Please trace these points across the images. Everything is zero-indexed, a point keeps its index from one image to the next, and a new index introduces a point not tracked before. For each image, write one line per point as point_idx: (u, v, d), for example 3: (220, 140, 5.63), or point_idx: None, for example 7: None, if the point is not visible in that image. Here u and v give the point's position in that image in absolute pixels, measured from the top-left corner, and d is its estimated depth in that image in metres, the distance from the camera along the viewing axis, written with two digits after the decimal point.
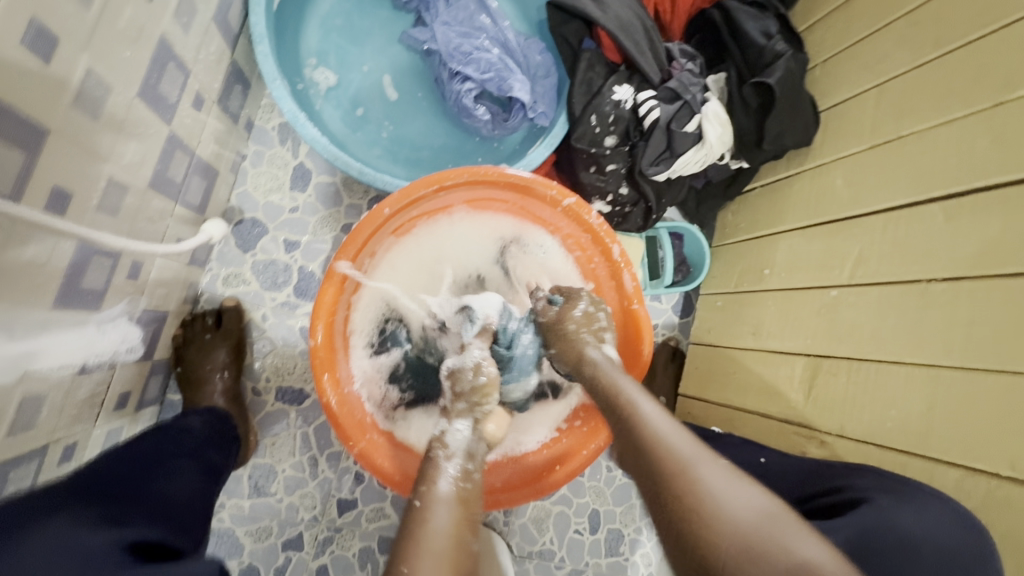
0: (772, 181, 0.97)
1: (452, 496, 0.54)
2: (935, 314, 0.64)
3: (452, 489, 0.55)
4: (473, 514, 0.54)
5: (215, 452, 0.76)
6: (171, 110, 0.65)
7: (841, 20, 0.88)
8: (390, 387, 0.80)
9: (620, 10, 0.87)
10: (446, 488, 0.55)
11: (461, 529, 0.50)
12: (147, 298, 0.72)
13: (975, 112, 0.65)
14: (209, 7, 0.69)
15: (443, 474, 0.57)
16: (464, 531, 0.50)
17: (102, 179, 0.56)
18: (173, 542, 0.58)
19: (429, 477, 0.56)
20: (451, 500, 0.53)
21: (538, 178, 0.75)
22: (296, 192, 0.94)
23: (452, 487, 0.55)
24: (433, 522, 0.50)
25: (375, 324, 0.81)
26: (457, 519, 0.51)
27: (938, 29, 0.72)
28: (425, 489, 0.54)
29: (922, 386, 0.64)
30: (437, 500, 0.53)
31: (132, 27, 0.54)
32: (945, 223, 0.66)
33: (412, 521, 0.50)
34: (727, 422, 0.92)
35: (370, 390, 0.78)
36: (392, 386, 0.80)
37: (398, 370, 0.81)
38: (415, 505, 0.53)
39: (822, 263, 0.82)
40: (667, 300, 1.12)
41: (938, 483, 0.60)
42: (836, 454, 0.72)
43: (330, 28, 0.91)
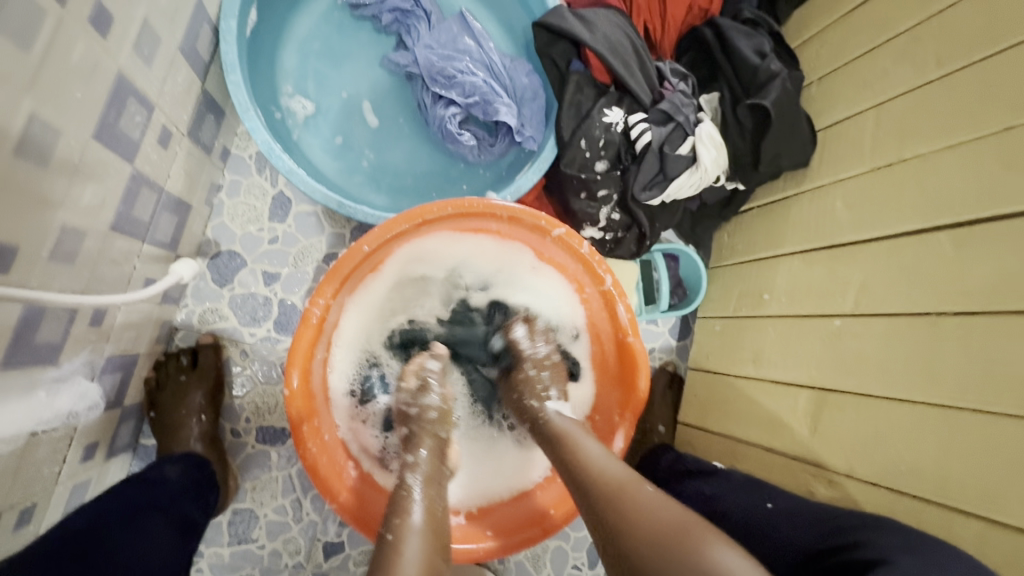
0: (769, 202, 0.94)
1: (421, 524, 0.52)
2: (946, 350, 0.61)
3: (421, 517, 0.53)
4: (446, 541, 0.53)
5: (192, 504, 0.71)
6: (134, 147, 0.62)
7: (838, 37, 0.85)
8: (383, 436, 0.75)
9: (609, 30, 0.84)
10: (418, 517, 0.53)
11: (431, 561, 0.49)
12: (112, 344, 0.68)
13: (982, 136, 0.62)
14: (175, 38, 0.66)
15: (415, 503, 0.55)
16: (436, 556, 0.50)
17: (56, 227, 0.52)
18: None
19: (401, 507, 0.55)
20: (424, 529, 0.52)
21: (526, 209, 0.71)
22: (276, 222, 0.90)
23: (424, 514, 0.54)
24: (407, 555, 0.49)
25: (357, 367, 0.77)
26: (427, 549, 0.50)
27: (940, 49, 0.69)
28: (398, 520, 0.52)
29: (936, 427, 0.60)
30: (410, 529, 0.52)
31: (84, 64, 0.50)
32: (953, 252, 0.63)
33: (381, 555, 0.49)
34: (729, 454, 0.88)
35: (353, 436, 0.74)
36: (386, 434, 0.75)
37: (392, 416, 0.77)
38: (388, 538, 0.50)
39: (824, 290, 0.79)
40: (664, 323, 1.08)
41: (956, 533, 0.57)
42: (846, 496, 0.68)
43: (308, 53, 0.88)
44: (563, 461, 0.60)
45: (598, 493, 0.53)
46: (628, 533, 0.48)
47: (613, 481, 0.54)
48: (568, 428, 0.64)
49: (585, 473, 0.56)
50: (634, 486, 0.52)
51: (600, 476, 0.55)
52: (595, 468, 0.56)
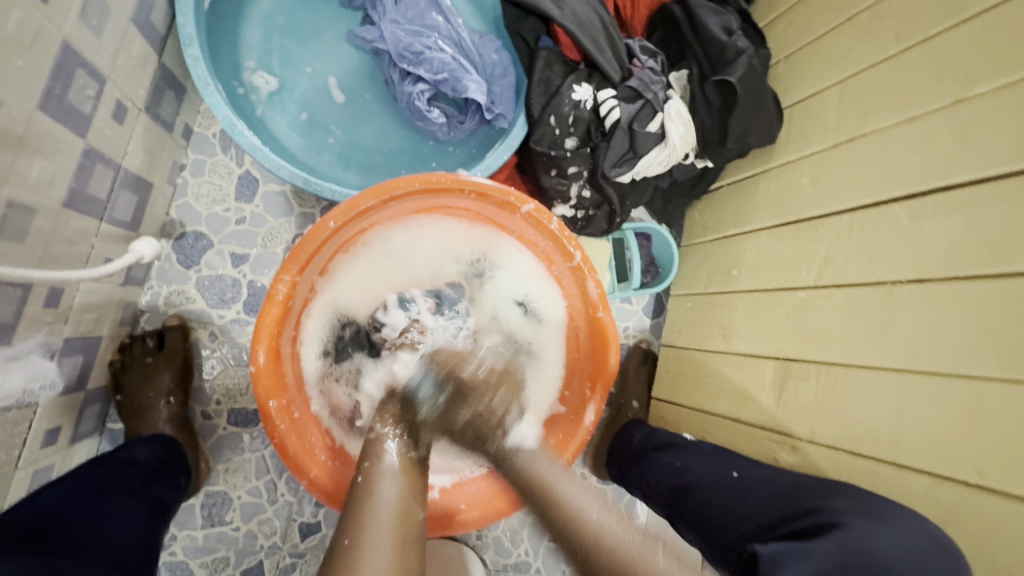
0: (738, 180, 0.95)
1: (396, 468, 0.55)
2: (901, 318, 0.63)
3: (396, 461, 0.56)
4: (418, 484, 0.56)
5: (162, 484, 0.71)
6: (86, 121, 0.60)
7: (804, 14, 0.86)
8: (354, 397, 0.77)
9: (577, 6, 0.83)
10: (392, 458, 0.56)
11: (404, 502, 0.53)
12: (71, 325, 0.67)
13: (935, 109, 0.64)
14: (125, 8, 0.64)
15: (388, 445, 0.58)
16: (408, 497, 0.53)
17: (2, 203, 0.51)
18: None
19: (375, 450, 0.57)
20: (396, 471, 0.55)
21: (494, 184, 0.71)
22: (243, 202, 0.89)
23: (399, 458, 0.57)
24: (379, 495, 0.53)
25: (328, 336, 0.76)
26: (402, 492, 0.53)
27: (899, 24, 0.70)
28: (370, 462, 0.56)
29: (890, 391, 0.63)
30: (383, 472, 0.55)
31: (24, 32, 0.49)
32: (908, 223, 0.65)
33: (358, 499, 0.53)
34: (699, 426, 0.90)
35: (326, 403, 0.75)
36: (358, 395, 0.77)
37: (367, 376, 0.79)
38: (361, 480, 0.54)
39: (789, 263, 0.81)
40: (638, 301, 1.10)
41: (908, 491, 0.59)
42: (807, 461, 0.71)
43: (271, 27, 0.85)
44: (534, 495, 0.59)
45: (579, 541, 0.51)
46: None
47: (593, 529, 0.52)
48: (531, 458, 0.64)
49: (560, 514, 0.55)
50: (645, 550, 0.50)
51: (580, 518, 0.53)
52: (573, 513, 0.54)
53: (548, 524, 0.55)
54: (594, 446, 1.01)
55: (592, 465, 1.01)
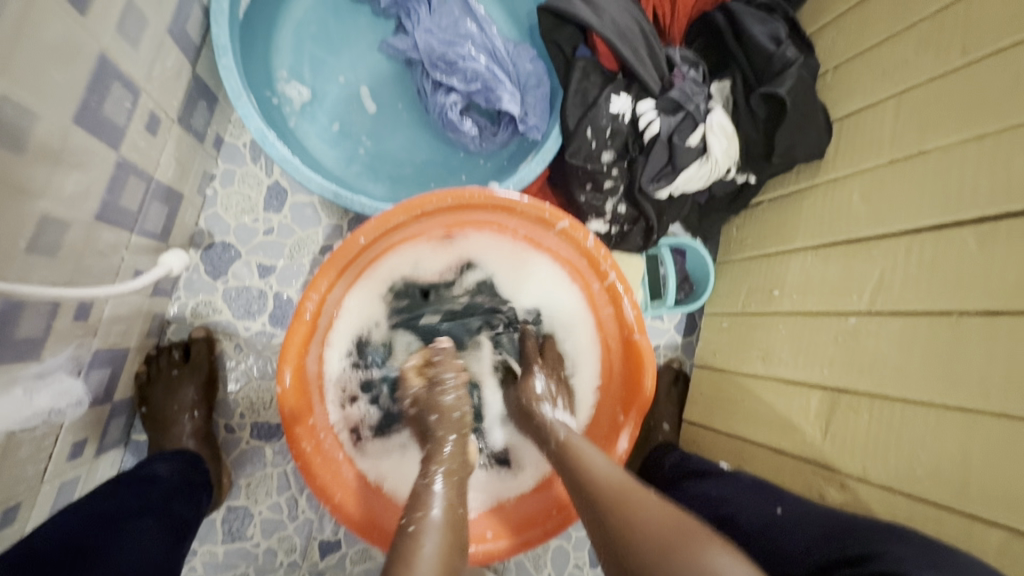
0: (781, 195, 0.91)
1: (441, 522, 0.51)
2: (970, 353, 0.58)
3: (439, 514, 0.52)
4: (465, 543, 0.51)
5: (183, 504, 0.69)
6: (120, 133, 0.59)
7: (857, 22, 0.82)
8: (367, 407, 0.76)
9: (617, 14, 0.80)
10: (438, 512, 0.52)
11: (453, 559, 0.48)
12: (99, 338, 0.66)
13: (1008, 127, 0.59)
14: (162, 18, 0.63)
15: (434, 499, 0.55)
16: (454, 554, 0.49)
17: (36, 218, 0.50)
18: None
19: (422, 502, 0.54)
20: (443, 525, 0.51)
21: (528, 200, 0.68)
22: (271, 213, 0.88)
23: (444, 511, 0.53)
24: (425, 552, 0.47)
25: (355, 345, 0.75)
26: (449, 548, 0.49)
27: (965, 35, 0.65)
28: (419, 516, 0.52)
29: (958, 433, 0.57)
30: (430, 525, 0.51)
31: (61, 45, 0.47)
32: (978, 250, 0.60)
33: (400, 549, 0.48)
34: (735, 454, 0.86)
35: (342, 415, 0.73)
36: (371, 406, 0.77)
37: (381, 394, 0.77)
38: (409, 530, 0.50)
39: (837, 287, 0.76)
40: (669, 319, 1.06)
41: (980, 546, 0.54)
42: (858, 501, 0.66)
43: (304, 36, 0.84)
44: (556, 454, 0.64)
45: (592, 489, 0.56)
46: (620, 537, 0.50)
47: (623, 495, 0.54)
48: (584, 449, 0.62)
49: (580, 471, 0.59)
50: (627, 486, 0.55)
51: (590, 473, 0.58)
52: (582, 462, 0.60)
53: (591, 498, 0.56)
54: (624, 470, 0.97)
55: None
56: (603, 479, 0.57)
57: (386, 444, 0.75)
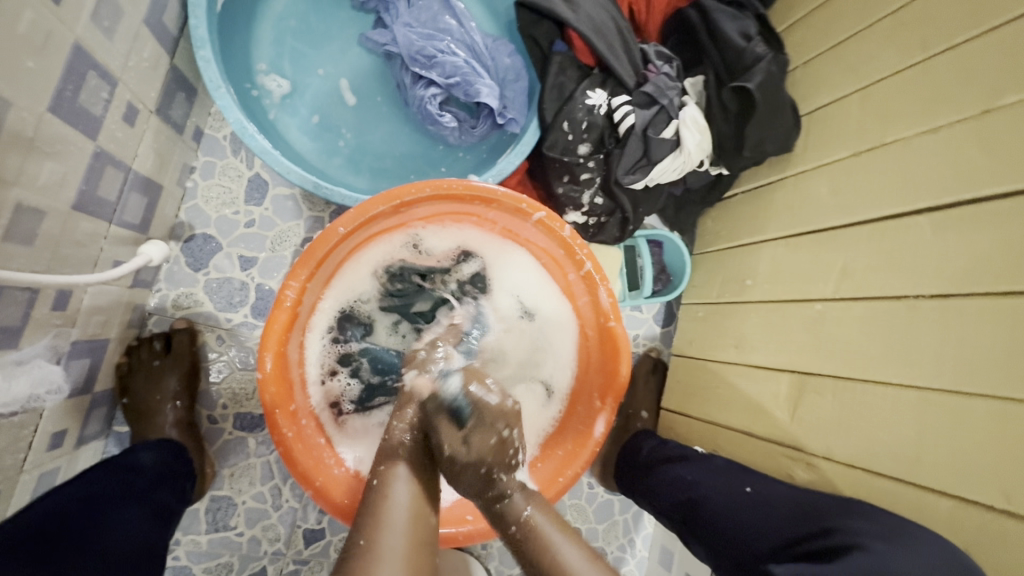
0: (753, 187, 0.93)
1: (408, 472, 0.57)
2: (925, 335, 0.61)
3: (407, 466, 0.58)
4: (431, 487, 0.58)
5: (166, 492, 0.70)
6: (97, 123, 0.59)
7: (824, 19, 0.85)
8: (348, 381, 0.78)
9: (592, 10, 0.82)
10: (404, 466, 0.58)
11: (418, 503, 0.54)
12: (79, 328, 0.66)
13: (961, 120, 0.62)
14: (138, 9, 0.63)
15: (401, 452, 0.59)
16: (421, 502, 0.55)
17: (11, 205, 0.50)
18: None
19: (388, 456, 0.59)
20: (410, 477, 0.57)
21: (505, 190, 0.70)
22: (252, 205, 0.88)
23: (411, 462, 0.58)
24: (392, 498, 0.54)
25: (337, 321, 0.76)
26: (414, 493, 0.55)
27: (922, 32, 0.68)
28: (385, 468, 0.57)
29: (913, 411, 0.60)
30: (395, 478, 0.56)
31: (35, 33, 0.48)
32: (932, 237, 0.63)
33: (371, 496, 0.54)
34: (709, 439, 0.88)
35: (322, 397, 0.75)
36: (352, 380, 0.78)
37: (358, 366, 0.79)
38: (376, 483, 0.55)
39: (805, 275, 0.79)
40: (648, 309, 1.08)
41: (932, 516, 0.57)
42: (822, 479, 0.69)
43: (283, 30, 0.85)
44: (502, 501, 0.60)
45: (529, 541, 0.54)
46: None
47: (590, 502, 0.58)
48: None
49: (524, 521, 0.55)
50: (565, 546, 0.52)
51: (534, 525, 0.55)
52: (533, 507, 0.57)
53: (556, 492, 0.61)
54: (604, 457, 0.99)
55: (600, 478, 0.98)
56: (547, 538, 0.53)
57: (364, 422, 0.77)
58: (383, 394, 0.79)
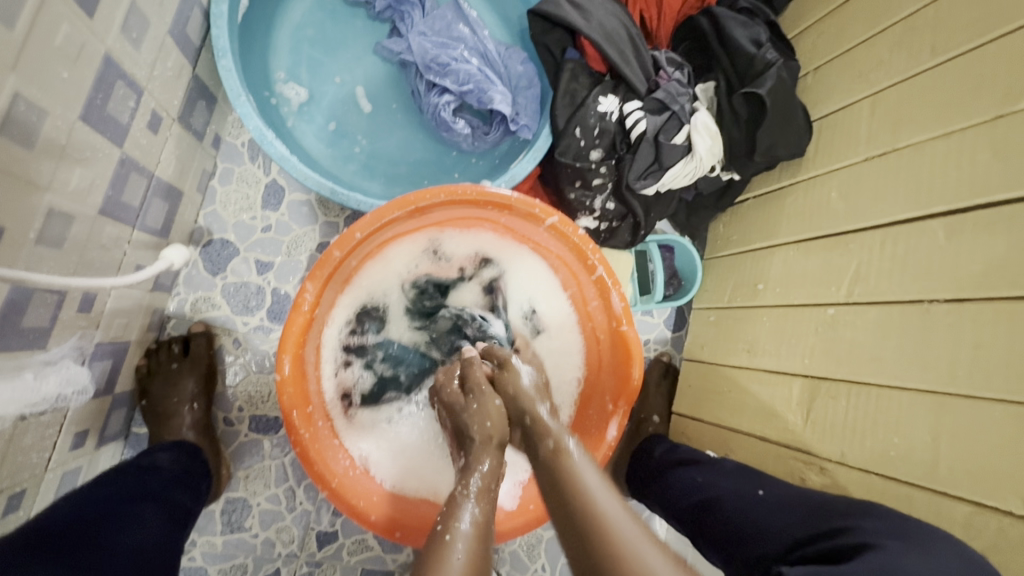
0: (764, 192, 0.94)
1: (473, 530, 0.51)
2: (940, 338, 0.61)
3: (472, 521, 0.52)
4: (492, 546, 0.52)
5: (183, 492, 0.71)
6: (123, 131, 0.61)
7: (834, 26, 0.85)
8: (361, 373, 0.78)
9: (604, 18, 0.83)
10: (469, 522, 0.52)
11: (482, 564, 0.49)
12: (102, 330, 0.68)
13: (974, 124, 0.62)
14: (164, 21, 0.65)
15: (467, 506, 0.54)
16: (485, 566, 0.49)
17: (43, 210, 0.52)
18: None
19: (454, 510, 0.54)
20: (476, 535, 0.51)
21: (519, 196, 0.71)
22: (269, 211, 0.90)
23: (475, 519, 0.53)
24: (453, 559, 0.48)
25: (356, 315, 0.77)
26: (478, 553, 0.49)
27: (934, 38, 0.69)
28: (449, 522, 0.52)
29: (928, 415, 0.60)
30: (461, 535, 0.51)
31: (69, 45, 0.50)
32: (945, 241, 0.63)
33: (432, 557, 0.49)
34: (722, 443, 0.88)
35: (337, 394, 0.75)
36: (365, 372, 0.78)
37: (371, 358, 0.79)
38: (440, 536, 0.51)
39: (817, 279, 0.79)
40: (659, 314, 1.08)
41: (949, 521, 0.56)
42: (836, 484, 0.69)
43: (301, 39, 0.87)
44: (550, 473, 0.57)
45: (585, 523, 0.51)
46: None
47: (623, 546, 0.48)
48: (581, 470, 0.56)
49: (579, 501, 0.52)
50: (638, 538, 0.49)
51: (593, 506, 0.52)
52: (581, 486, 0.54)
53: (580, 542, 0.50)
54: (615, 461, 1.00)
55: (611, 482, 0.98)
56: (606, 518, 0.50)
57: (374, 414, 0.78)
58: (394, 389, 0.80)
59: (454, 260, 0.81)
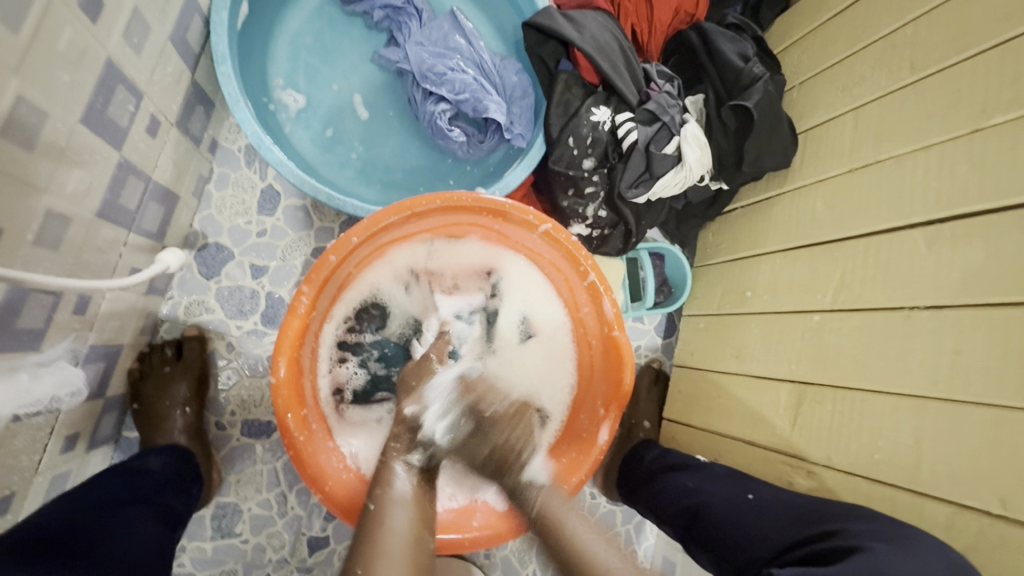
0: (751, 202, 0.96)
1: (406, 496, 0.60)
2: (920, 344, 0.63)
3: (405, 489, 0.61)
4: (427, 512, 0.60)
5: (173, 495, 0.71)
6: (122, 134, 0.62)
7: (819, 42, 0.88)
8: (355, 370, 0.81)
9: (597, 31, 0.85)
10: (403, 489, 0.61)
11: (416, 528, 0.56)
12: (96, 332, 0.68)
13: (953, 137, 0.65)
14: (165, 28, 0.66)
15: (398, 474, 0.63)
16: (420, 527, 0.57)
17: (41, 211, 0.52)
18: None
19: (384, 479, 0.62)
20: (409, 500, 0.60)
21: (513, 203, 0.72)
22: (264, 216, 0.90)
23: (408, 488, 0.61)
24: (390, 522, 0.56)
25: (353, 314, 0.79)
26: (412, 517, 0.57)
27: (913, 55, 0.72)
28: (382, 492, 0.60)
29: (910, 418, 0.62)
30: (394, 500, 0.59)
31: (72, 49, 0.50)
32: (926, 250, 0.65)
33: (368, 522, 0.56)
34: (711, 448, 0.89)
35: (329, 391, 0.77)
36: (359, 369, 0.81)
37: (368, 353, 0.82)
38: (372, 507, 0.58)
39: (804, 287, 0.81)
40: (650, 321, 1.10)
41: (930, 521, 0.58)
42: (823, 486, 0.70)
43: (299, 47, 0.88)
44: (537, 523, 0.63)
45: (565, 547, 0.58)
46: None
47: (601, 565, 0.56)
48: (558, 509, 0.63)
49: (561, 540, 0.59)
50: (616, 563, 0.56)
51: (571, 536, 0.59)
52: (561, 524, 0.61)
53: (565, 561, 0.58)
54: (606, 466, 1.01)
55: (602, 486, 0.99)
56: (576, 537, 0.59)
57: (366, 410, 0.80)
58: (385, 389, 0.82)
59: (450, 266, 0.83)
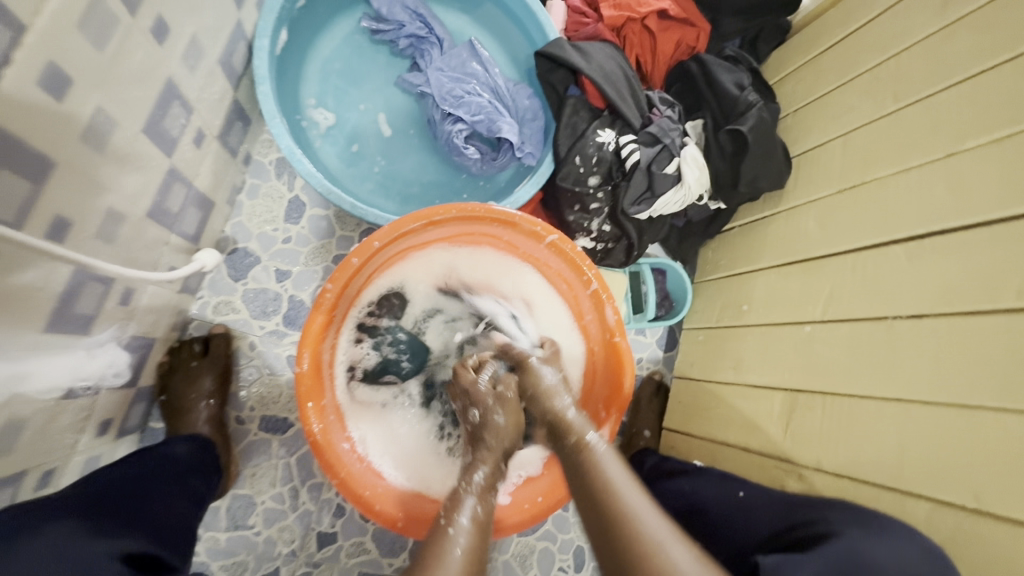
0: (748, 221, 1.02)
1: (472, 525, 0.58)
2: (903, 350, 0.67)
3: (471, 518, 0.59)
4: (490, 541, 0.59)
5: (197, 480, 0.75)
6: (173, 144, 0.68)
7: (811, 73, 0.95)
8: (369, 351, 0.85)
9: (603, 60, 0.92)
10: (468, 518, 0.59)
11: (477, 561, 0.55)
12: (136, 323, 0.73)
13: (929, 161, 0.70)
14: (215, 51, 0.74)
15: (466, 506, 0.61)
16: (483, 563, 0.56)
17: (103, 209, 0.59)
18: (155, 553, 0.59)
19: (456, 507, 0.61)
20: (473, 529, 0.58)
21: (523, 214, 0.78)
22: (290, 224, 0.97)
23: (473, 514, 0.60)
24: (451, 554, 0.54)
25: (372, 307, 0.84)
26: (475, 550, 0.56)
27: (897, 86, 0.77)
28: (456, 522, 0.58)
29: (895, 420, 0.65)
30: (460, 530, 0.58)
31: (142, 68, 0.58)
32: (907, 263, 0.69)
33: (429, 551, 0.55)
34: (709, 455, 0.93)
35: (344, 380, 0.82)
36: (372, 351, 0.85)
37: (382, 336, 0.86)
38: (449, 534, 0.57)
39: (796, 300, 0.85)
40: (651, 334, 1.14)
41: (912, 517, 0.61)
42: (814, 489, 0.73)
43: (329, 71, 0.96)
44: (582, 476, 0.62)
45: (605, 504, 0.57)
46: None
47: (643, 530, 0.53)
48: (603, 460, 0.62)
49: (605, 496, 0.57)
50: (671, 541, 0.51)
51: (615, 494, 0.57)
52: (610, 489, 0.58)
53: (599, 511, 0.57)
54: None
55: None
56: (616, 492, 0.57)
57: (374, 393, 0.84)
58: (393, 372, 0.87)
59: (464, 267, 0.88)
